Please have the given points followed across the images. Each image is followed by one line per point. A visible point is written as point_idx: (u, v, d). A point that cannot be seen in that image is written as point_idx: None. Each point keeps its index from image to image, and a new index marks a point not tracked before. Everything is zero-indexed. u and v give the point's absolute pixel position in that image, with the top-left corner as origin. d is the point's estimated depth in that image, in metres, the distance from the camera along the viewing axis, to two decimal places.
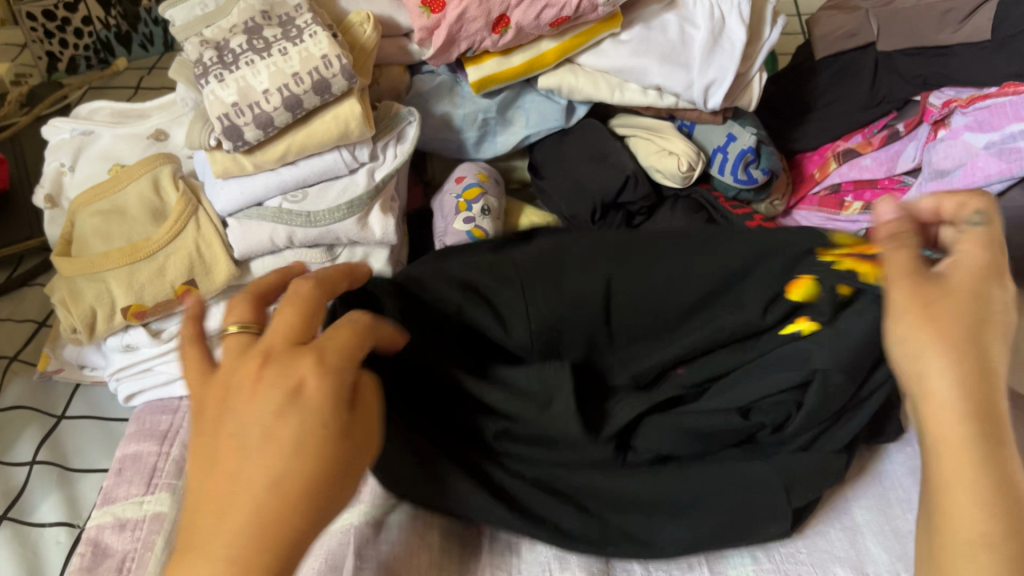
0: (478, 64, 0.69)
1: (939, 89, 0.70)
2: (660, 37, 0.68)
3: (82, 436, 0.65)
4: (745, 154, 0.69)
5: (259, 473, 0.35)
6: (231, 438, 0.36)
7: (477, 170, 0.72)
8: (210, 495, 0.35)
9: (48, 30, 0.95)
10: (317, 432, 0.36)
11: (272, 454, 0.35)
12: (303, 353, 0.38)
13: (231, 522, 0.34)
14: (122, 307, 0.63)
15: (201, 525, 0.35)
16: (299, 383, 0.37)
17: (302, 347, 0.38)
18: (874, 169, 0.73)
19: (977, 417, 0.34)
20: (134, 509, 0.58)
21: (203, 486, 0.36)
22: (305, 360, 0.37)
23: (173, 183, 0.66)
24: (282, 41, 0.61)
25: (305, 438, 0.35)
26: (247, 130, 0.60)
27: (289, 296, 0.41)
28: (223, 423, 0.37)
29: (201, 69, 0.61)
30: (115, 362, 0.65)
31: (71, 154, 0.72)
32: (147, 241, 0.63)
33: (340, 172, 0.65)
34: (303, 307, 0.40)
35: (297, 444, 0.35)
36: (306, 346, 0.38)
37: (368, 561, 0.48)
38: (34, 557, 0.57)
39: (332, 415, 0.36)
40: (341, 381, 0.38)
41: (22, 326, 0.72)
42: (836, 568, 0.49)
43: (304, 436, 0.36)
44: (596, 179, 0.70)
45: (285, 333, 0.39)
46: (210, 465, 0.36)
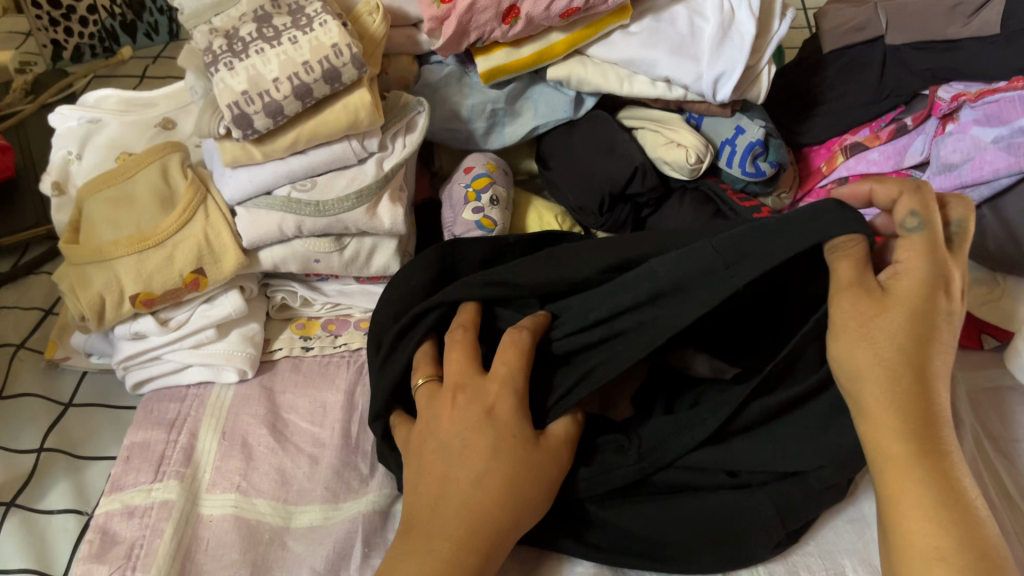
0: (487, 54, 0.69)
1: (948, 83, 0.69)
2: (670, 30, 0.68)
3: (89, 423, 0.65)
4: (753, 146, 0.69)
5: (457, 505, 0.46)
6: (437, 469, 0.48)
7: (486, 160, 0.72)
8: (425, 494, 0.48)
9: (53, 18, 0.95)
10: (485, 479, 0.46)
11: (487, 466, 0.47)
12: (484, 404, 0.50)
13: (431, 540, 0.45)
14: (131, 295, 0.63)
15: (416, 524, 0.47)
16: (494, 408, 0.49)
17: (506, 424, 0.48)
18: (881, 163, 0.73)
19: (910, 438, 0.42)
20: (142, 496, 0.58)
21: (421, 488, 0.48)
22: (483, 407, 0.49)
23: (182, 171, 0.67)
24: (292, 30, 0.61)
25: (477, 481, 0.46)
26: (256, 118, 0.60)
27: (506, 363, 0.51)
28: (438, 447, 0.49)
29: (210, 56, 0.61)
30: (123, 350, 0.65)
31: (78, 142, 0.72)
32: (155, 229, 0.63)
33: (349, 162, 0.65)
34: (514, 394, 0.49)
35: (522, 463, 0.47)
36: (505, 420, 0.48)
37: (375, 549, 0.55)
38: (42, 544, 0.57)
39: (502, 473, 0.46)
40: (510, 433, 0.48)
41: (28, 314, 0.72)
42: (845, 561, 0.51)
43: (477, 478, 0.47)
44: (602, 170, 0.70)
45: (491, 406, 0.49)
46: (426, 475, 0.48)
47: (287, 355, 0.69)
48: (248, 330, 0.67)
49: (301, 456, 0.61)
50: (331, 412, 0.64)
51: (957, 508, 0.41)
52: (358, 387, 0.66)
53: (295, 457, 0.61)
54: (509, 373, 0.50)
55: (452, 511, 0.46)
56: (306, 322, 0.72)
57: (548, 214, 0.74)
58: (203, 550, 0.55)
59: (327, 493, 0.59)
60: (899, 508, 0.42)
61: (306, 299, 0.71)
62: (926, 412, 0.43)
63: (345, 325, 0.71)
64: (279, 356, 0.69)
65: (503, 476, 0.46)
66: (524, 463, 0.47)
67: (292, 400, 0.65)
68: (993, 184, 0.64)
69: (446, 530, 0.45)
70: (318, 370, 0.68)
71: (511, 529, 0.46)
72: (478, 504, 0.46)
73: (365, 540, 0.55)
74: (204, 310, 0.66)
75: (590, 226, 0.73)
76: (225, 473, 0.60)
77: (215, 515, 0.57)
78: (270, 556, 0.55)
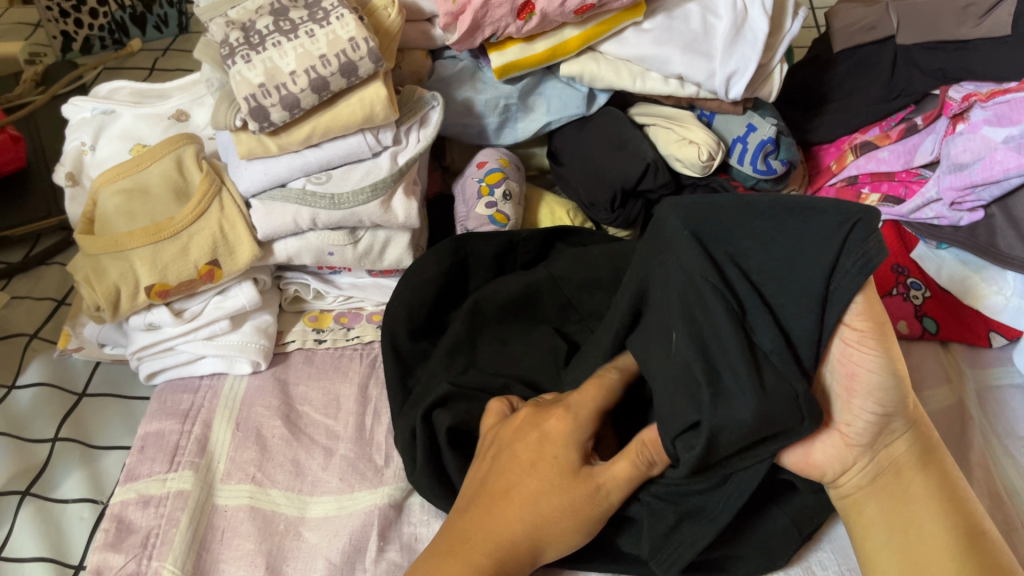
0: (501, 49, 0.69)
1: (959, 83, 0.70)
2: (683, 27, 0.69)
3: (102, 412, 0.65)
4: (765, 144, 0.70)
5: (497, 531, 0.46)
6: (487, 485, 0.49)
7: (499, 155, 0.72)
8: (471, 508, 0.48)
9: (64, 9, 0.95)
10: (532, 517, 0.46)
11: (526, 489, 0.47)
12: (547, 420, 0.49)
13: (475, 550, 0.46)
14: (146, 286, 0.63)
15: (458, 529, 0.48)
16: (549, 430, 0.49)
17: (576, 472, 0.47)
18: (891, 162, 0.74)
19: (921, 466, 0.48)
20: (157, 486, 0.59)
21: (469, 496, 0.49)
22: (547, 422, 0.49)
23: (197, 164, 0.67)
24: (309, 23, 0.61)
25: (530, 509, 0.47)
26: (273, 111, 0.60)
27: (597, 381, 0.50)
28: (495, 464, 0.49)
29: (227, 49, 0.61)
30: (137, 341, 0.65)
31: (92, 132, 0.72)
32: (171, 220, 0.63)
33: (364, 155, 0.66)
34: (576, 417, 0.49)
35: (559, 497, 0.46)
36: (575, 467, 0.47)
37: (392, 542, 0.56)
38: (58, 532, 0.57)
39: (552, 510, 0.46)
40: (563, 463, 0.47)
41: (41, 304, 0.72)
42: (858, 556, 0.52)
43: (530, 501, 0.47)
44: (615, 167, 0.70)
45: (561, 424, 0.48)
46: (479, 487, 0.49)
47: (300, 347, 0.69)
48: (261, 321, 0.68)
49: (315, 448, 0.61)
50: (345, 404, 0.64)
51: (966, 524, 0.45)
52: (371, 380, 0.66)
53: (310, 448, 0.61)
54: (579, 398, 0.49)
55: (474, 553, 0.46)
56: (319, 315, 0.72)
57: (560, 209, 0.74)
58: (218, 541, 0.56)
59: (340, 485, 0.59)
60: (908, 510, 0.46)
61: (319, 292, 0.72)
62: (938, 468, 0.48)
63: (357, 319, 0.72)
64: (292, 348, 0.69)
65: (548, 518, 0.46)
66: (573, 508, 0.46)
67: (305, 392, 0.65)
68: (1002, 183, 0.65)
69: (475, 553, 0.46)
70: (331, 362, 0.68)
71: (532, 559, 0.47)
72: (512, 543, 0.46)
73: (380, 533, 0.55)
74: (218, 301, 0.66)
75: (602, 222, 0.74)
76: (239, 464, 0.60)
77: (230, 505, 0.58)
78: (285, 547, 0.55)
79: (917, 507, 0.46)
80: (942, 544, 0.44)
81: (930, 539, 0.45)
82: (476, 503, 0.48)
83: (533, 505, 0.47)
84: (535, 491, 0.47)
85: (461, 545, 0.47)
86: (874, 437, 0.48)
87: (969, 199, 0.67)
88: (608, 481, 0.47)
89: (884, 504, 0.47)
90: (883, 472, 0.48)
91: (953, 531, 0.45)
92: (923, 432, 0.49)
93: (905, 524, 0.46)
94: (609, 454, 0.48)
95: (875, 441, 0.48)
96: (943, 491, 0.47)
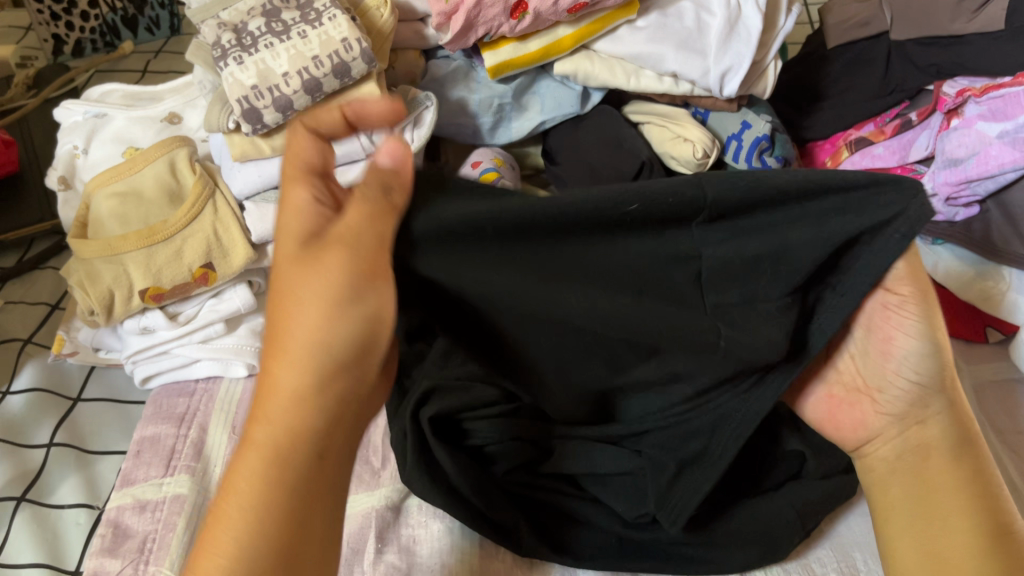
0: (494, 48, 0.69)
1: (952, 79, 0.70)
2: (677, 25, 0.69)
3: (98, 417, 0.65)
4: (760, 141, 0.69)
5: (290, 419, 0.37)
6: (275, 356, 0.38)
7: (494, 155, 0.73)
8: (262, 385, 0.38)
9: (54, 12, 0.94)
10: (311, 398, 0.37)
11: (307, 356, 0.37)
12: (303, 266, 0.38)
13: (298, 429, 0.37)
14: (140, 290, 0.63)
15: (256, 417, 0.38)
16: (319, 205, 0.39)
17: (304, 251, 0.38)
18: (886, 157, 0.74)
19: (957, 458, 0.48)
20: (154, 490, 0.58)
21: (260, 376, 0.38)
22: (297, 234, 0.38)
23: (190, 167, 0.66)
24: (301, 24, 0.61)
25: (298, 401, 0.37)
26: (266, 113, 0.60)
27: (290, 153, 0.40)
28: (276, 338, 0.38)
29: (219, 50, 0.61)
30: (131, 345, 0.65)
31: (84, 136, 0.72)
32: (165, 223, 0.63)
33: (358, 156, 0.65)
34: (300, 180, 0.40)
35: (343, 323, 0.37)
36: (305, 253, 0.38)
37: (390, 544, 0.55)
38: (54, 538, 0.57)
39: (313, 401, 0.37)
40: (323, 293, 0.37)
41: (35, 308, 0.72)
42: (856, 553, 0.52)
43: (297, 393, 0.37)
44: (611, 165, 0.71)
45: (293, 234, 0.39)
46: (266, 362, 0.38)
47: None
48: (256, 324, 0.67)
49: None
50: None
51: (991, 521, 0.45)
52: None
53: None
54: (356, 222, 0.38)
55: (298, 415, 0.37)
56: None
57: None
58: None
59: None
60: (937, 499, 0.47)
61: None
62: (977, 461, 0.48)
63: None
64: None
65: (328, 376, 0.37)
66: (332, 333, 0.37)
67: None
68: (997, 179, 0.65)
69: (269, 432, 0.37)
70: None
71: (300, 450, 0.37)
72: (274, 447, 0.37)
73: (378, 535, 0.55)
74: (212, 304, 0.66)
75: None
76: None
77: None
78: None
79: (943, 496, 0.47)
80: (962, 536, 0.44)
81: (952, 530, 0.45)
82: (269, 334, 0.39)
83: (314, 418, 0.37)
84: (296, 321, 0.37)
85: (252, 428, 0.38)
86: (907, 408, 0.51)
87: (965, 193, 0.67)
88: (387, 271, 0.43)
89: (910, 483, 0.48)
90: (925, 460, 0.49)
91: (977, 530, 0.44)
92: (963, 419, 0.50)
93: (930, 512, 0.46)
94: (348, 221, 0.38)
95: (906, 412, 0.51)
96: (984, 500, 0.46)
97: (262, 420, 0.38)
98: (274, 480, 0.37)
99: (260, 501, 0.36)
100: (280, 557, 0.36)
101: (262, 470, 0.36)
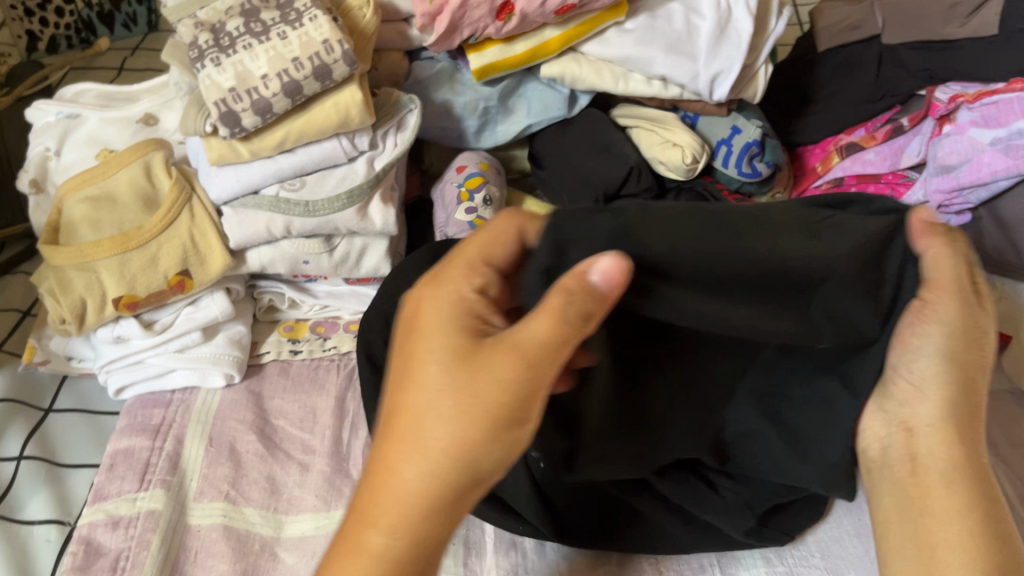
0: (480, 51, 0.67)
1: (945, 83, 0.69)
2: (666, 28, 0.67)
3: (69, 430, 0.63)
4: (750, 146, 0.69)
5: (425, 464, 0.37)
6: (387, 459, 0.38)
7: (478, 159, 0.71)
8: (379, 469, 0.39)
9: (28, 8, 0.91)
10: (436, 481, 0.38)
11: (453, 454, 0.37)
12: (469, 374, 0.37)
13: (408, 488, 0.38)
14: (113, 298, 0.61)
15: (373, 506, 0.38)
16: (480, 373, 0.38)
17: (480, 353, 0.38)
18: (877, 164, 0.73)
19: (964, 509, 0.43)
20: (127, 506, 0.56)
21: (374, 460, 0.39)
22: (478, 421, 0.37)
23: (166, 170, 0.64)
24: (281, 25, 0.59)
25: (430, 478, 0.38)
26: (244, 116, 0.58)
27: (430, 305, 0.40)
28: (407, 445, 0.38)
29: (196, 52, 0.59)
30: (105, 354, 0.63)
31: (56, 138, 0.70)
32: (139, 229, 0.61)
33: (339, 160, 0.63)
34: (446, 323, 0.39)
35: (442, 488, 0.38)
36: (484, 351, 0.38)
37: None
38: (23, 555, 0.55)
39: (429, 498, 0.38)
40: (448, 496, 0.38)
41: (6, 315, 0.70)
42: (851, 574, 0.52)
43: (426, 478, 0.38)
44: (599, 170, 0.69)
45: (408, 485, 0.38)
46: (385, 449, 0.39)
47: (275, 359, 0.67)
48: (234, 332, 0.66)
49: (291, 463, 0.60)
50: (321, 417, 0.62)
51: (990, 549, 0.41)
52: (349, 392, 0.65)
53: (286, 464, 0.59)
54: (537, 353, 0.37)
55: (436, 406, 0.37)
56: (294, 325, 0.70)
57: None
58: (191, 562, 0.54)
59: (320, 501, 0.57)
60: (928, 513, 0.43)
61: (294, 301, 0.70)
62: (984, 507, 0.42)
63: (334, 328, 0.70)
64: (267, 360, 0.67)
65: (453, 447, 0.37)
66: (442, 449, 0.37)
67: (281, 405, 0.64)
68: (991, 186, 0.64)
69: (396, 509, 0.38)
70: (307, 374, 0.66)
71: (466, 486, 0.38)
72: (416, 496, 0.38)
73: None
74: (189, 312, 0.64)
75: None
76: (212, 481, 0.58)
77: (203, 525, 0.55)
78: (260, 568, 0.53)
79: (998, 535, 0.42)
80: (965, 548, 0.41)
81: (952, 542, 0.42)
82: (372, 456, 0.39)
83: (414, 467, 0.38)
84: (402, 469, 0.38)
85: (365, 531, 0.39)
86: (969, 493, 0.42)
87: (956, 202, 0.67)
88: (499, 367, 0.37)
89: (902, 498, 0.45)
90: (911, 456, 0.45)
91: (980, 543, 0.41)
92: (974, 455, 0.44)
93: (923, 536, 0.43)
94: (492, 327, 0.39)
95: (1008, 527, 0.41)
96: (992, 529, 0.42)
97: (404, 457, 0.38)
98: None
99: (414, 490, 0.38)
100: (431, 503, 0.38)
101: (417, 476, 0.38)
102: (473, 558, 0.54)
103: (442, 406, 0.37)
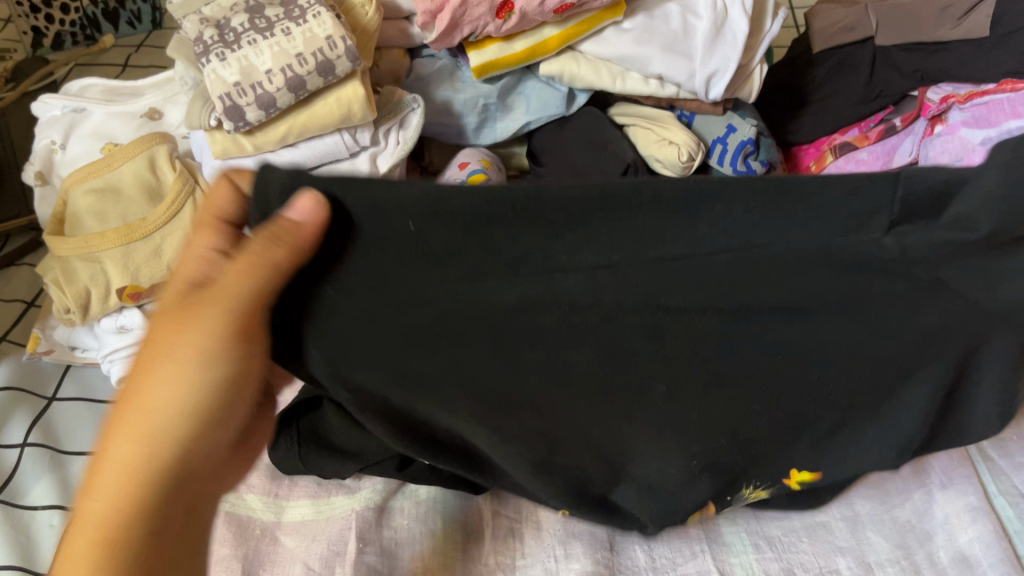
0: (480, 48, 0.68)
1: (937, 83, 0.70)
2: (663, 28, 0.68)
3: (73, 418, 0.64)
4: (745, 145, 0.70)
5: (163, 433, 0.41)
6: (143, 406, 0.41)
7: (482, 156, 0.72)
8: (128, 415, 0.42)
9: (35, 4, 0.92)
10: (170, 423, 0.41)
11: (181, 421, 0.42)
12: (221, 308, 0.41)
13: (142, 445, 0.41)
14: (117, 288, 0.62)
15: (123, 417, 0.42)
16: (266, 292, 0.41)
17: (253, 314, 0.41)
18: (870, 163, 0.74)
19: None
20: None
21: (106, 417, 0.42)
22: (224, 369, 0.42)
23: (171, 164, 0.65)
24: (285, 21, 0.59)
25: (185, 408, 0.42)
26: (249, 110, 0.59)
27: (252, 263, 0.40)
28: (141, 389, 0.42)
29: (200, 47, 0.60)
30: (109, 344, 0.64)
31: (62, 131, 0.71)
32: (143, 221, 0.62)
33: (342, 156, 0.65)
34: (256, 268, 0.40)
35: (201, 422, 0.42)
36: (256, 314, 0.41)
37: (371, 545, 0.55)
38: (26, 539, 0.56)
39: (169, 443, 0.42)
40: (215, 389, 0.42)
41: (11, 306, 0.71)
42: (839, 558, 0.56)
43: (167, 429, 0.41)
44: (595, 167, 0.70)
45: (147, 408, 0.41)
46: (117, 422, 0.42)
47: None
48: None
49: None
50: None
51: None
52: None
53: None
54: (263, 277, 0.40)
55: (200, 267, 0.43)
56: None
57: None
58: None
59: (317, 488, 0.58)
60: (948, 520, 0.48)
61: None
62: None
63: None
64: None
65: (165, 452, 0.41)
66: (158, 435, 0.41)
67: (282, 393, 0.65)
68: None
69: (147, 439, 0.41)
70: None
71: (171, 450, 0.42)
72: (172, 410, 0.41)
73: (359, 536, 0.55)
74: None
75: None
76: None
77: None
78: (262, 551, 0.55)
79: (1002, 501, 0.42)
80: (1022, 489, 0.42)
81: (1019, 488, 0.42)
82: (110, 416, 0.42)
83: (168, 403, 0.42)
84: (157, 391, 0.42)
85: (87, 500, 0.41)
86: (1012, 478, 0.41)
87: None
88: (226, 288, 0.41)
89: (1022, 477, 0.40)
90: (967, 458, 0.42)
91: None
92: None
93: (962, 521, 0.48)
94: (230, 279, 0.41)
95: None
96: None
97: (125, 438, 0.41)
98: (153, 457, 0.41)
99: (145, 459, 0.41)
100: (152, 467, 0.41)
101: (162, 423, 0.41)
102: (472, 544, 0.56)
103: (172, 410, 0.42)
